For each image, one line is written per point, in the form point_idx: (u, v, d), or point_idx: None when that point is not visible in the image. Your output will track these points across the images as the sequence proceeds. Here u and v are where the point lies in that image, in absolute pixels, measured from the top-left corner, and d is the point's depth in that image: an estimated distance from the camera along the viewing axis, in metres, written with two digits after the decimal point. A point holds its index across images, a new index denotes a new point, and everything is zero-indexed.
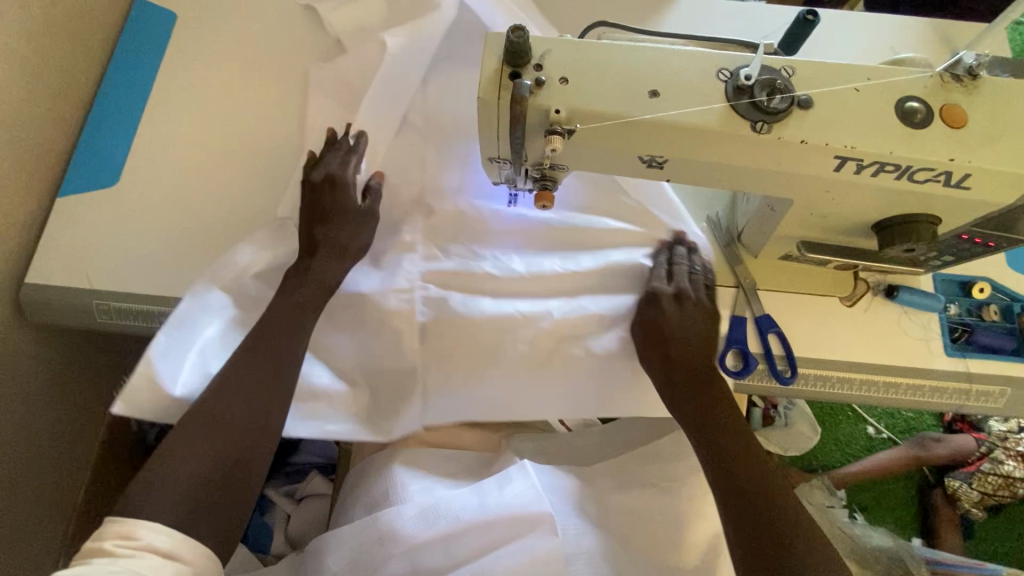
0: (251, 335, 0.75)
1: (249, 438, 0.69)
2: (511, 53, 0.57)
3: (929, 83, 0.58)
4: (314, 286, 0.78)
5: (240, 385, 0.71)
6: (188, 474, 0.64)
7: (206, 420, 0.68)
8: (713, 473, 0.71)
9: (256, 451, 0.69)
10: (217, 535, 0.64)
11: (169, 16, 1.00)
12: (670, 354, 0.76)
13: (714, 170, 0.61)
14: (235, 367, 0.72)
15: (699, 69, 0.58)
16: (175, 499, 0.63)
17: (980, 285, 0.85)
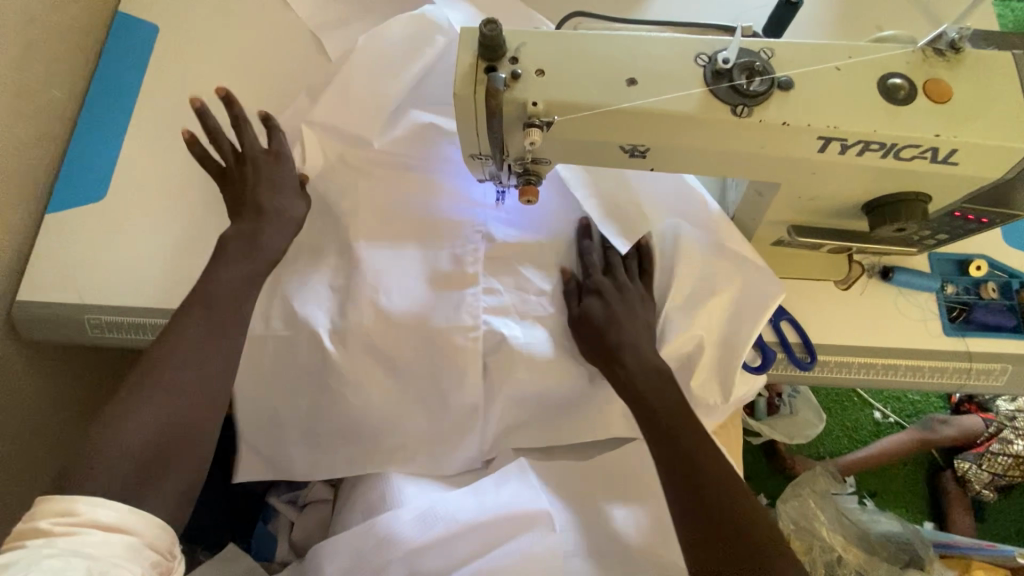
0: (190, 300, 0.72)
1: (194, 407, 0.66)
2: (486, 47, 0.56)
3: (911, 59, 0.57)
4: (262, 260, 0.77)
5: (182, 352, 0.68)
6: (128, 445, 0.62)
7: (145, 390, 0.65)
8: (666, 471, 0.72)
9: (206, 424, 0.67)
10: (166, 508, 0.61)
11: (152, 29, 1.00)
12: (618, 352, 0.77)
13: (697, 156, 0.60)
14: (175, 333, 0.69)
15: (676, 55, 0.57)
16: (114, 473, 0.60)
17: (977, 263, 0.84)
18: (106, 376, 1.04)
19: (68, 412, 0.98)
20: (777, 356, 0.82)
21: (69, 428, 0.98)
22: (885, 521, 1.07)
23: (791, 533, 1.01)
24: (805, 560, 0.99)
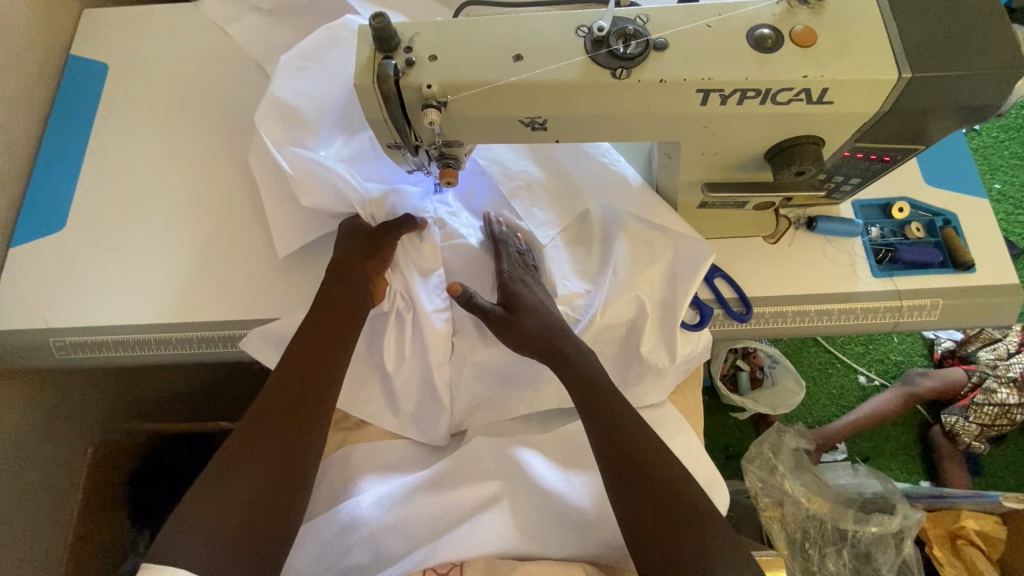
0: (276, 391, 0.79)
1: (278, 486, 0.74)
2: (380, 39, 0.60)
3: (777, 11, 0.61)
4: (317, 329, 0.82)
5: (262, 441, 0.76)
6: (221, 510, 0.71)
7: (237, 463, 0.74)
8: (629, 474, 0.73)
9: (281, 503, 0.74)
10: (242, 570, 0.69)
11: (103, 67, 1.06)
12: (544, 341, 0.79)
13: (593, 120, 0.64)
14: (263, 421, 0.77)
15: (558, 29, 0.62)
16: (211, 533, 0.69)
17: (899, 205, 0.87)
18: (87, 401, 1.07)
19: (51, 438, 1.01)
20: (715, 312, 0.85)
21: (54, 454, 1.02)
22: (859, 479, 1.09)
23: (758, 491, 1.04)
24: (774, 514, 1.03)
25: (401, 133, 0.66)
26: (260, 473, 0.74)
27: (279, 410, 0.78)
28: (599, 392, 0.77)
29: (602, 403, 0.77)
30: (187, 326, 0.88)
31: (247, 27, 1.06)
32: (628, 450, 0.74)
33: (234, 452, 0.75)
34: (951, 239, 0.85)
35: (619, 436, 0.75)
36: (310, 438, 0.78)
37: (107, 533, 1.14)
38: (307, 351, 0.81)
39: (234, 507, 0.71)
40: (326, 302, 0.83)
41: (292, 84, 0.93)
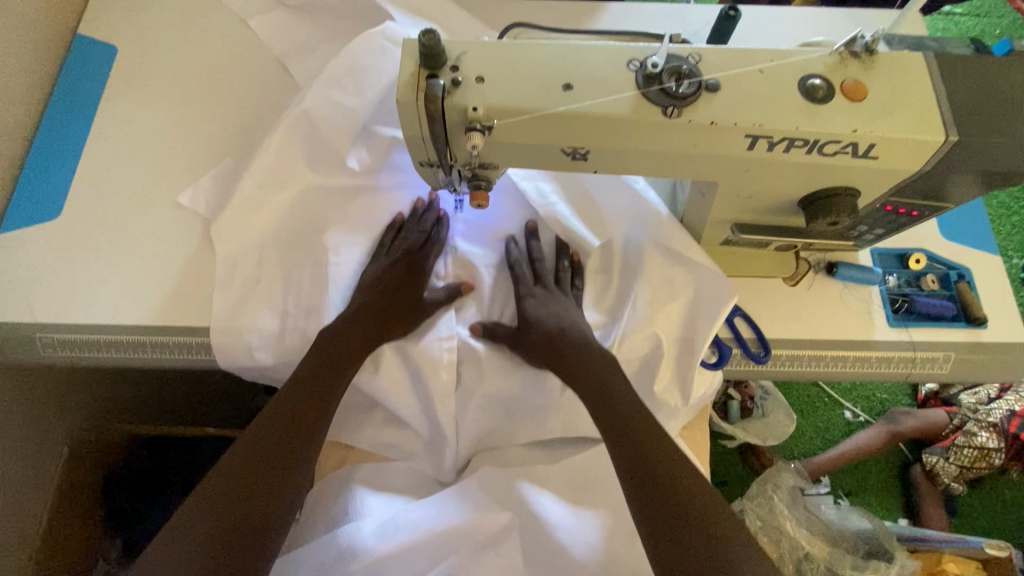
0: (286, 393, 0.77)
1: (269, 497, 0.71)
2: (426, 55, 0.59)
3: (829, 62, 0.62)
4: (353, 332, 0.82)
5: (263, 444, 0.73)
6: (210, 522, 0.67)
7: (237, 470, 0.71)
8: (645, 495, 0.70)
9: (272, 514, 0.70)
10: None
11: (113, 49, 1.01)
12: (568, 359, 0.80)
13: (634, 156, 0.63)
14: (267, 421, 0.75)
15: (609, 60, 0.61)
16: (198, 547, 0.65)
17: (916, 256, 0.88)
18: (69, 400, 1.02)
19: (31, 437, 0.95)
20: (733, 352, 0.84)
21: (28, 454, 0.95)
22: (857, 518, 1.08)
23: (758, 530, 1.06)
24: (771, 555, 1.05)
25: (438, 152, 0.64)
26: (246, 486, 0.70)
27: (280, 419, 0.75)
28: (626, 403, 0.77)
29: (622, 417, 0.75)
30: (186, 331, 0.83)
31: (269, 22, 1.03)
32: (647, 471, 0.71)
33: (236, 459, 0.72)
34: (965, 293, 0.86)
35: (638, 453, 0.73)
36: (302, 457, 0.75)
37: (77, 539, 1.08)
38: (326, 358, 0.80)
39: (226, 515, 0.68)
40: (365, 302, 0.84)
41: (320, 86, 0.89)
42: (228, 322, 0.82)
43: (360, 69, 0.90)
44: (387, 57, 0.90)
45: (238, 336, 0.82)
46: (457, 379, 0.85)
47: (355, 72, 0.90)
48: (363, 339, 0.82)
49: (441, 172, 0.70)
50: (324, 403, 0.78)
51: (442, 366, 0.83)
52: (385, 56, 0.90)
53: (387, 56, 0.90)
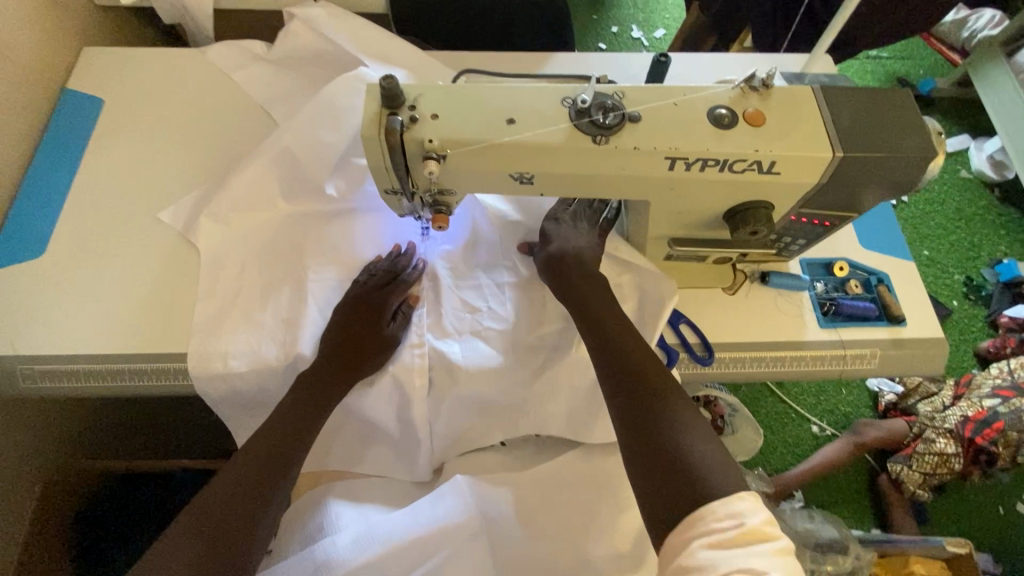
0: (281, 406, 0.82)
1: (253, 505, 0.73)
2: (387, 97, 0.67)
3: (733, 95, 0.72)
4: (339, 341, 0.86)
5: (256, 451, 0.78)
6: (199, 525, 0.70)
7: (231, 475, 0.75)
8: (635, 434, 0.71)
9: (255, 516, 0.73)
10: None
11: (99, 101, 1.09)
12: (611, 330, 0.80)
13: (573, 178, 0.72)
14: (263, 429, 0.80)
15: (546, 98, 0.70)
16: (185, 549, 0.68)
17: (840, 264, 0.98)
18: (47, 434, 1.03)
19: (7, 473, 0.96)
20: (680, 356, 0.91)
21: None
22: (827, 526, 1.19)
23: None
24: None
25: (401, 180, 0.72)
26: (234, 491, 0.73)
27: (272, 426, 0.80)
28: (627, 336, 0.80)
29: (618, 347, 0.79)
30: (164, 357, 0.87)
31: (249, 75, 1.12)
32: (645, 431, 0.70)
33: (229, 473, 0.75)
34: (884, 295, 0.95)
35: (617, 383, 0.76)
36: (293, 463, 0.79)
37: None
38: (305, 385, 0.84)
39: (212, 522, 0.70)
40: (345, 315, 0.88)
41: (298, 126, 0.98)
42: (205, 347, 0.87)
43: (333, 108, 0.98)
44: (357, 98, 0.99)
45: (213, 361, 0.86)
46: (429, 386, 0.88)
47: (328, 111, 0.98)
48: (331, 378, 0.84)
49: (405, 199, 0.78)
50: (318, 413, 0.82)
51: (416, 373, 0.87)
52: (356, 97, 0.99)
53: (357, 97, 0.99)
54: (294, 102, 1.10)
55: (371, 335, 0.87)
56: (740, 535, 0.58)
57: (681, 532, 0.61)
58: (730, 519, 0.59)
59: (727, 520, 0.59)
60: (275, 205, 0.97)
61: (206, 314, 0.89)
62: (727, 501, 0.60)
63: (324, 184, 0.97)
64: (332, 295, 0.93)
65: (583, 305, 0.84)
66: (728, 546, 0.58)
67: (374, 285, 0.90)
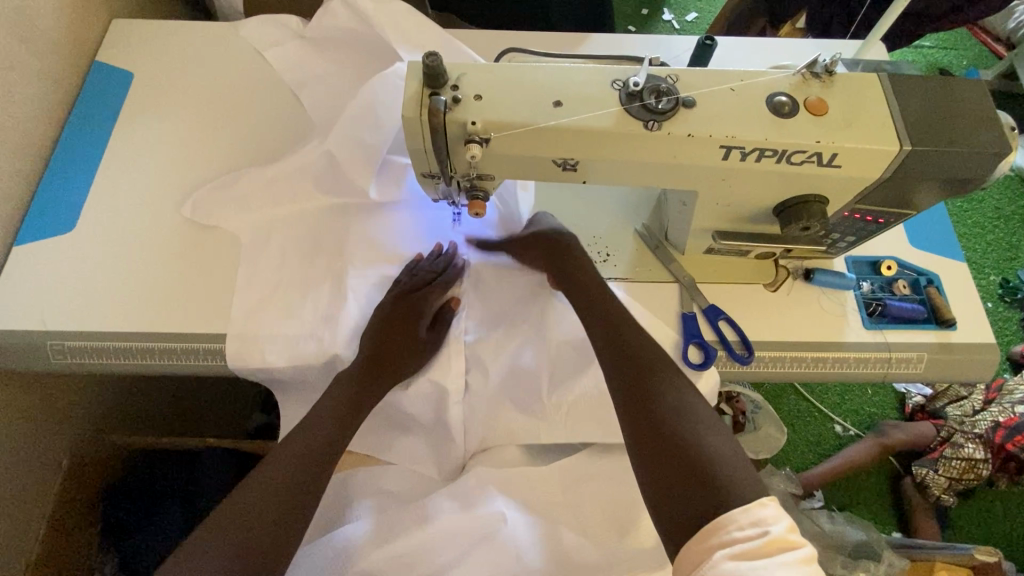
0: (318, 409, 0.83)
1: (294, 501, 0.73)
2: (429, 75, 0.64)
3: (793, 81, 0.68)
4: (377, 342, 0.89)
5: (294, 450, 0.78)
6: (239, 519, 0.70)
7: (268, 473, 0.75)
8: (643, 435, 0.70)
9: (296, 514, 0.73)
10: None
11: (128, 75, 1.07)
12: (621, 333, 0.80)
13: (621, 166, 0.69)
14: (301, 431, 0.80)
15: (595, 80, 0.67)
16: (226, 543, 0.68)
17: (888, 263, 0.93)
18: (72, 408, 1.04)
19: (35, 445, 0.97)
20: (718, 353, 0.87)
21: (28, 464, 0.97)
22: (853, 528, 1.19)
23: None
24: None
25: (440, 162, 0.70)
26: (276, 486, 0.73)
27: (311, 428, 0.81)
28: (641, 343, 0.78)
29: (631, 352, 0.77)
30: (192, 338, 0.86)
31: (278, 51, 1.10)
32: (651, 430, 0.70)
33: (268, 470, 0.75)
34: (934, 297, 0.91)
35: (630, 391, 0.74)
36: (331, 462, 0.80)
37: (73, 552, 1.08)
38: (345, 385, 0.85)
39: (255, 516, 0.70)
40: (388, 316, 0.91)
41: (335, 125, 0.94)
42: (234, 328, 0.86)
43: (370, 103, 0.92)
44: (395, 92, 0.93)
45: (242, 343, 0.85)
46: (465, 389, 0.89)
47: (366, 106, 0.93)
48: (371, 379, 0.87)
49: (442, 183, 0.75)
50: (355, 415, 0.84)
51: (453, 375, 0.88)
52: (396, 91, 0.93)
53: (395, 91, 0.93)
54: (324, 81, 1.07)
55: (409, 337, 0.90)
56: (765, 542, 0.55)
57: (701, 539, 0.59)
58: (754, 527, 0.57)
59: (751, 528, 0.56)
60: (308, 191, 0.96)
61: (236, 296, 0.88)
62: (750, 509, 0.58)
63: (368, 190, 0.93)
64: (373, 294, 0.92)
65: (595, 312, 0.84)
66: (752, 554, 0.55)
67: (415, 287, 0.92)
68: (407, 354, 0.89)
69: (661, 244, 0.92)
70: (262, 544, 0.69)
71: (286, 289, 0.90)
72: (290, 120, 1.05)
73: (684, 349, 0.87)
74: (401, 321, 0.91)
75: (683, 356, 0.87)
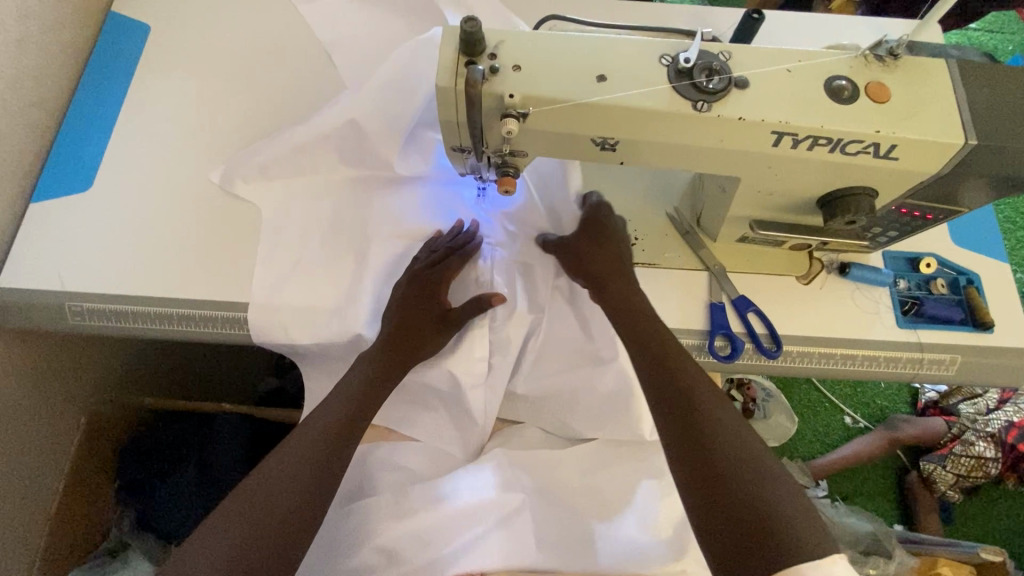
0: (326, 397, 0.81)
1: (306, 494, 0.69)
2: (467, 42, 0.61)
3: (854, 64, 0.64)
4: (397, 322, 0.84)
5: (300, 440, 0.74)
6: (246, 517, 0.66)
7: (274, 467, 0.71)
8: (692, 466, 0.64)
9: (308, 508, 0.69)
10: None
11: (145, 28, 1.03)
12: (658, 352, 0.75)
13: (662, 149, 0.66)
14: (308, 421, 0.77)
15: (642, 55, 0.63)
16: (233, 539, 0.65)
17: (927, 260, 0.89)
18: (89, 367, 1.05)
19: (51, 402, 0.98)
20: (745, 346, 0.85)
21: (47, 420, 0.98)
22: (857, 518, 1.20)
23: None
24: None
25: (472, 136, 0.67)
26: (284, 479, 0.70)
27: (318, 418, 0.77)
28: (688, 369, 0.72)
29: (676, 379, 0.71)
30: (212, 305, 0.85)
31: (302, 9, 1.05)
32: (703, 461, 0.63)
33: (274, 462, 0.72)
34: (973, 298, 0.87)
35: (672, 415, 0.69)
36: (347, 447, 0.76)
37: (91, 507, 1.10)
38: (360, 369, 0.82)
39: (263, 512, 0.67)
40: (410, 291, 0.86)
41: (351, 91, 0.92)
42: (254, 297, 0.85)
43: (401, 68, 0.90)
44: (427, 60, 0.90)
45: (261, 313, 0.84)
46: (488, 370, 0.87)
47: (397, 71, 0.90)
48: (388, 357, 0.83)
49: (471, 158, 0.72)
50: (369, 399, 0.80)
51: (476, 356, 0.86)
52: (429, 58, 0.90)
53: (427, 59, 0.90)
54: (347, 41, 1.03)
55: (427, 313, 0.85)
56: None
57: None
58: None
59: None
60: (330, 161, 0.93)
61: (256, 265, 0.86)
62: (819, 565, 0.54)
63: (396, 165, 0.91)
64: (392, 270, 0.90)
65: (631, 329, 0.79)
66: None
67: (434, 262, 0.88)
68: (426, 332, 0.85)
69: (692, 230, 0.89)
70: (271, 538, 0.65)
71: (306, 260, 0.88)
72: (312, 83, 1.01)
73: (711, 340, 0.85)
74: (424, 299, 0.86)
75: (709, 347, 0.85)
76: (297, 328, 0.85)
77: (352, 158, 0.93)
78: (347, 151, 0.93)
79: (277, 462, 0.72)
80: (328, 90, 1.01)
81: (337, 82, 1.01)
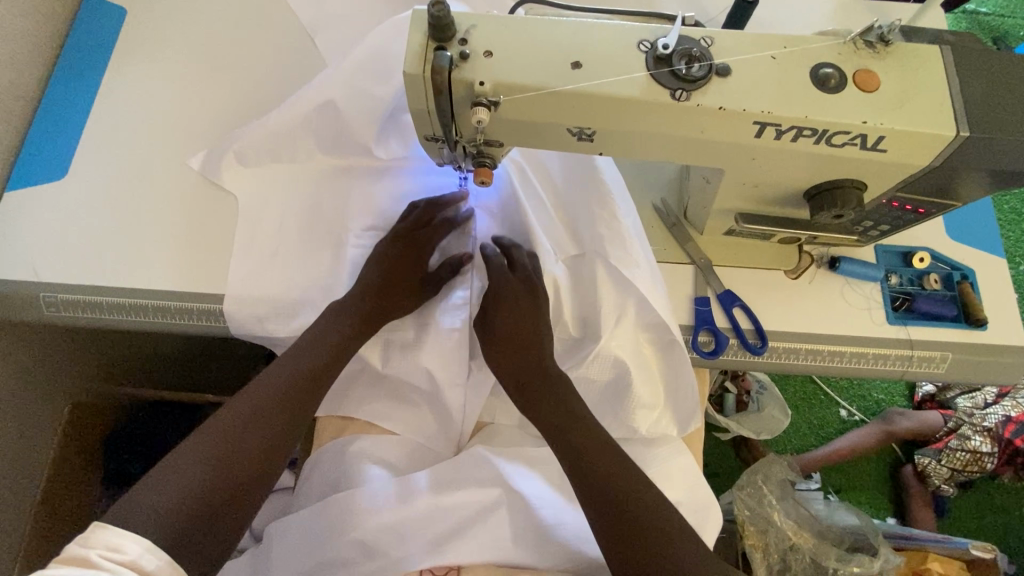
0: (290, 350, 0.80)
1: (268, 446, 0.70)
2: (435, 26, 0.58)
3: (843, 51, 0.61)
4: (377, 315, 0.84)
5: (265, 391, 0.74)
6: (205, 458, 0.66)
7: (236, 417, 0.71)
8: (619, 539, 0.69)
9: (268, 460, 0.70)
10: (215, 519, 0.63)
11: (121, 11, 1.00)
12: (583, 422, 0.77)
13: (642, 139, 0.63)
14: (274, 371, 0.77)
15: (619, 41, 0.60)
16: (190, 476, 0.64)
17: (920, 255, 0.87)
18: (72, 359, 1.04)
19: (35, 391, 0.98)
20: (730, 342, 0.83)
21: (29, 410, 0.97)
22: (845, 513, 1.20)
23: (746, 518, 1.17)
24: (758, 544, 1.14)
25: (443, 126, 0.64)
26: (248, 428, 0.70)
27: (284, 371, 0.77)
28: (600, 444, 0.75)
29: (592, 457, 0.74)
30: (188, 296, 0.83)
31: None
32: (627, 534, 0.69)
33: (235, 411, 0.72)
34: (967, 294, 0.85)
35: (591, 493, 0.72)
36: (312, 405, 0.77)
37: (77, 494, 1.10)
38: (327, 328, 0.81)
39: (226, 456, 0.67)
40: (384, 263, 0.87)
41: (322, 73, 0.89)
42: (230, 290, 0.83)
43: (376, 48, 0.88)
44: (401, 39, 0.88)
45: (238, 305, 0.83)
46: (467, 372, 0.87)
47: (372, 52, 0.88)
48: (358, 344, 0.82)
49: (446, 148, 0.70)
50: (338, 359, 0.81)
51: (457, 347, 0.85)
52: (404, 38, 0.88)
53: (401, 38, 0.88)
54: (328, 26, 1.00)
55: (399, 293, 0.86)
56: None
57: None
58: None
59: None
60: (308, 148, 0.91)
61: (232, 255, 0.85)
62: None
63: (375, 151, 0.90)
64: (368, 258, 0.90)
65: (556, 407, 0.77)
66: None
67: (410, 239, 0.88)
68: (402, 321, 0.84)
69: (678, 223, 0.87)
70: (229, 481, 0.65)
71: (283, 252, 0.86)
72: (291, 68, 0.98)
73: (694, 335, 0.84)
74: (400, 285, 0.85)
75: (692, 343, 0.84)
76: (272, 318, 0.84)
77: (329, 143, 0.91)
78: (325, 137, 0.90)
79: (235, 410, 0.71)
80: (307, 77, 0.98)
81: (318, 68, 0.98)
